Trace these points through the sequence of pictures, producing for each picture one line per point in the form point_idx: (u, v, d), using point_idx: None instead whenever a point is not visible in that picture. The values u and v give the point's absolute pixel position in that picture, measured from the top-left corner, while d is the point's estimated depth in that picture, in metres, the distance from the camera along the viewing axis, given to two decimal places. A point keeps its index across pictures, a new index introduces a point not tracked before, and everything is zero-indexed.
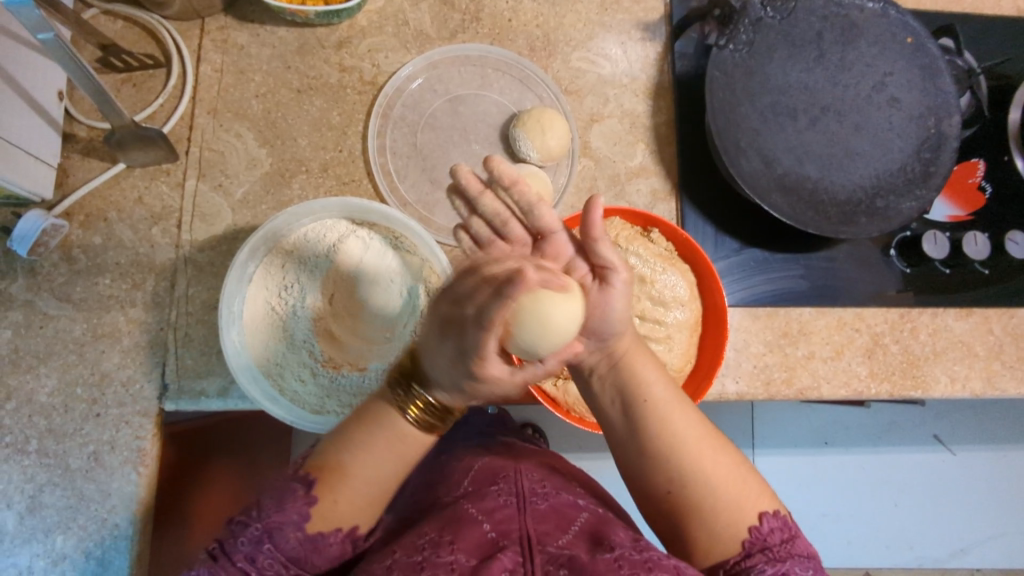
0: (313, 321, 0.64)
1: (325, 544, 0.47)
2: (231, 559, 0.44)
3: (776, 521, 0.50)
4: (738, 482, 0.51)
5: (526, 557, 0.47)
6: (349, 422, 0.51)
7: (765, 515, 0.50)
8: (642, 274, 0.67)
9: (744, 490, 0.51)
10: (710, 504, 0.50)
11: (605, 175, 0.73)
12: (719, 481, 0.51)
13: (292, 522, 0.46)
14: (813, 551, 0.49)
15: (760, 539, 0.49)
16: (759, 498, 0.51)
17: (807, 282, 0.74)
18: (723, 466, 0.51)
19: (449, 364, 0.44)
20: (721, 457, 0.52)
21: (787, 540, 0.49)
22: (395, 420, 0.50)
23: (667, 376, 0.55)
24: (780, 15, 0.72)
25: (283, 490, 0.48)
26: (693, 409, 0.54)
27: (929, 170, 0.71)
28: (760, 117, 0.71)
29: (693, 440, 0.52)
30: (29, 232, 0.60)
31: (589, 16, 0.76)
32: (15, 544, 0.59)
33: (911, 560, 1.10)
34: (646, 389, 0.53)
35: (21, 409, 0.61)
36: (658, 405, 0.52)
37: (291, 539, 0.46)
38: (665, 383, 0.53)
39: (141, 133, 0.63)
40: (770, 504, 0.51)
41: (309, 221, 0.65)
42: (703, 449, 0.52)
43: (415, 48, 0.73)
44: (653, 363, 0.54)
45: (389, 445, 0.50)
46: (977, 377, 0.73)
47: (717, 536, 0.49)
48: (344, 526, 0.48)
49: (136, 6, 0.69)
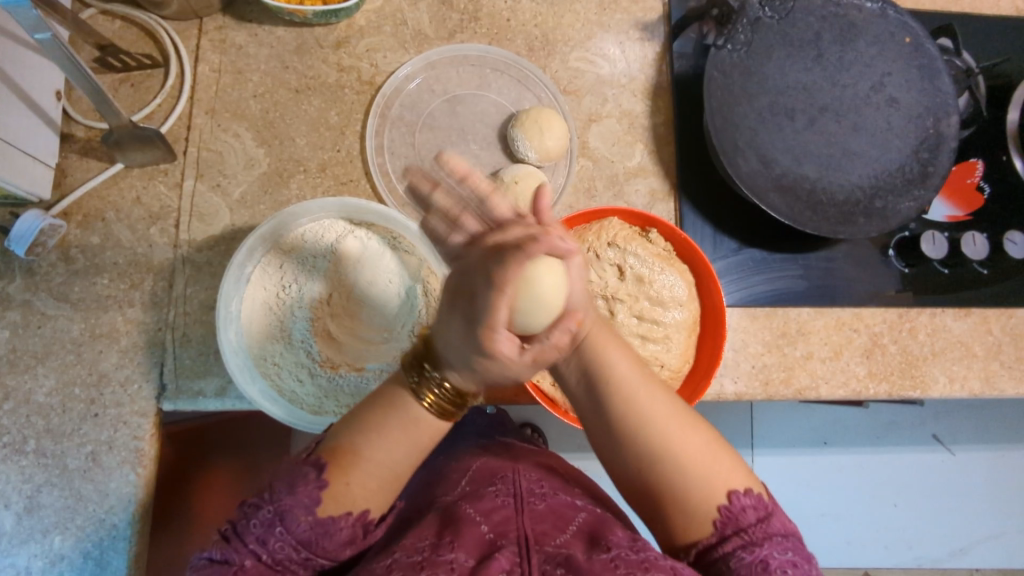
0: (312, 321, 0.64)
1: (337, 527, 0.47)
2: (243, 541, 0.45)
3: (749, 499, 0.50)
4: (709, 458, 0.51)
5: (523, 557, 0.47)
6: (360, 408, 0.51)
7: (736, 492, 0.50)
8: (641, 273, 0.67)
9: (717, 468, 0.51)
10: (683, 483, 0.50)
11: (604, 175, 0.73)
12: (689, 459, 0.50)
13: (303, 505, 0.46)
14: (789, 526, 0.49)
15: (733, 520, 0.49)
16: (731, 475, 0.51)
17: (806, 282, 0.74)
18: (692, 444, 0.51)
19: (460, 339, 0.44)
20: (692, 434, 0.52)
21: (762, 518, 0.49)
22: (410, 405, 0.49)
23: (631, 355, 0.55)
24: (779, 15, 0.72)
25: (295, 474, 0.47)
26: (659, 385, 0.54)
27: (927, 170, 0.71)
28: (758, 116, 0.71)
29: (661, 417, 0.52)
30: (26, 231, 0.61)
31: (587, 15, 0.76)
32: (13, 544, 0.59)
33: (910, 559, 1.10)
34: (610, 369, 0.53)
35: (19, 409, 0.61)
36: (623, 384, 0.52)
37: (302, 523, 0.45)
38: (632, 363, 0.53)
39: (139, 132, 0.63)
40: (742, 481, 0.51)
41: (308, 221, 0.64)
42: (670, 426, 0.51)
43: (413, 48, 0.73)
44: (620, 343, 0.54)
45: (402, 429, 0.50)
46: (976, 377, 0.73)
47: (694, 513, 0.49)
48: (356, 509, 0.48)
49: (134, 6, 0.68)
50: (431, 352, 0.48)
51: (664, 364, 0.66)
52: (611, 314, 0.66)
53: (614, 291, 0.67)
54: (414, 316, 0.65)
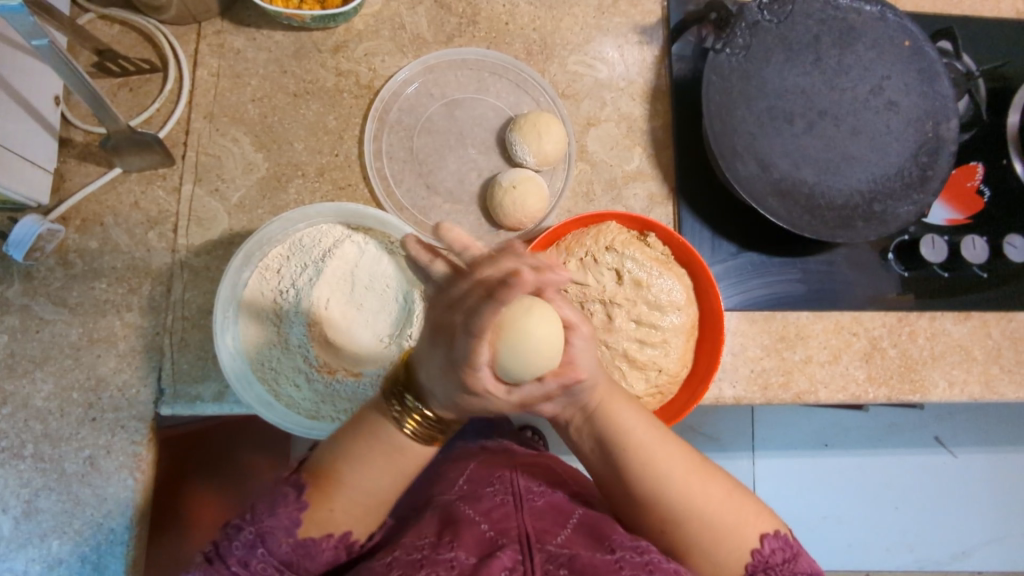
0: (309, 325, 0.63)
1: (318, 549, 0.48)
2: (225, 563, 0.46)
3: (777, 542, 0.52)
4: (732, 507, 0.53)
5: (525, 555, 0.47)
6: (343, 435, 0.51)
7: (766, 536, 0.52)
8: (639, 278, 0.66)
9: (742, 516, 0.53)
10: (710, 536, 0.51)
11: (602, 179, 0.73)
12: (715, 512, 0.52)
13: (283, 527, 0.47)
14: (815, 565, 0.52)
15: (762, 561, 0.51)
16: (759, 519, 0.53)
17: (805, 286, 0.74)
18: (714, 496, 0.52)
19: (442, 374, 0.43)
20: (713, 487, 0.53)
21: (789, 559, 0.52)
22: (390, 431, 0.50)
23: (646, 416, 0.54)
24: (778, 18, 0.72)
25: (275, 495, 0.49)
26: (676, 441, 0.54)
27: (926, 174, 0.71)
28: (756, 121, 0.70)
29: (682, 475, 0.52)
30: (24, 235, 0.61)
31: (586, 19, 0.76)
32: (10, 549, 0.60)
33: (912, 562, 1.09)
34: (626, 436, 0.53)
35: (17, 414, 0.61)
36: (642, 450, 0.53)
37: (283, 544, 0.47)
38: (646, 425, 0.53)
39: (137, 137, 0.63)
40: (769, 523, 0.54)
41: (305, 225, 0.65)
42: (690, 482, 0.52)
43: (411, 53, 0.73)
44: (630, 407, 0.54)
45: (385, 456, 0.50)
46: (975, 382, 0.73)
47: (722, 561, 0.51)
48: (336, 533, 0.49)
49: (132, 11, 0.68)
50: (412, 381, 0.48)
51: (662, 368, 0.66)
52: (609, 318, 0.66)
53: (612, 295, 0.66)
54: (410, 321, 0.64)
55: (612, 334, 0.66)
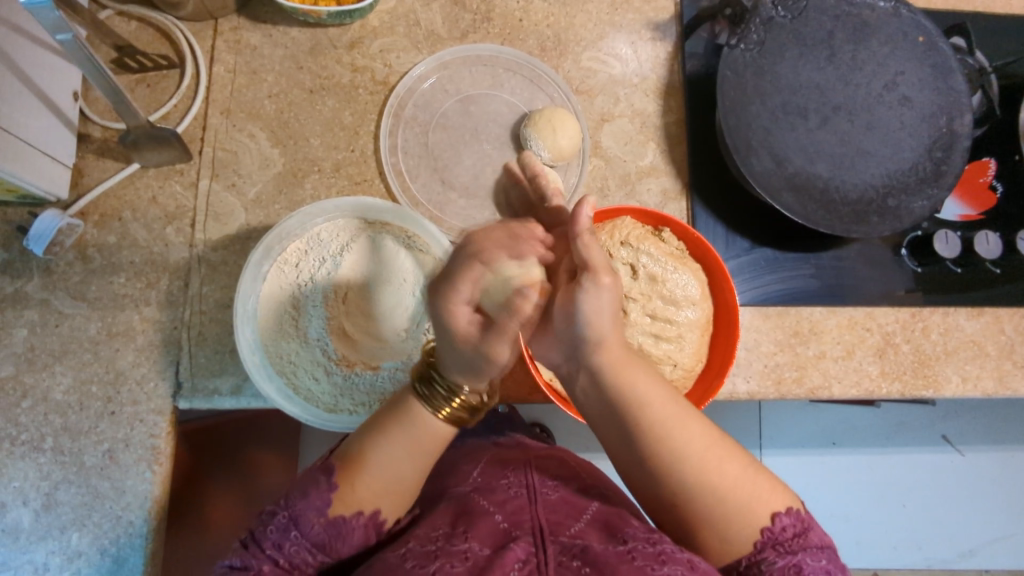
0: (326, 320, 0.64)
1: (348, 529, 0.49)
2: (261, 547, 0.47)
3: (789, 518, 0.52)
4: (748, 486, 0.52)
5: (538, 547, 0.47)
6: (377, 418, 0.52)
7: (778, 513, 0.52)
8: (653, 273, 0.67)
9: (756, 492, 0.52)
10: (722, 514, 0.51)
11: (616, 174, 0.74)
12: (729, 485, 0.52)
13: (314, 508, 0.48)
14: (825, 538, 0.52)
15: (773, 538, 0.51)
16: (773, 497, 0.53)
17: (818, 281, 0.74)
18: (731, 475, 0.52)
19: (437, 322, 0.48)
20: (728, 465, 0.53)
21: (800, 534, 0.51)
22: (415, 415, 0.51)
23: (661, 386, 0.54)
24: (791, 15, 0.72)
25: (307, 481, 0.50)
26: (694, 415, 0.54)
27: (940, 169, 0.71)
28: (770, 116, 0.71)
29: (700, 451, 0.52)
30: (44, 230, 0.61)
31: (599, 15, 0.76)
32: (31, 541, 0.60)
33: (920, 560, 1.10)
34: (640, 407, 0.52)
35: (37, 407, 0.62)
36: (656, 424, 0.52)
37: (315, 526, 0.48)
38: (659, 396, 0.53)
39: (155, 133, 0.63)
40: (782, 500, 0.53)
41: (324, 220, 0.65)
42: (704, 459, 0.52)
43: (426, 48, 0.74)
44: (647, 375, 0.53)
45: (414, 440, 0.51)
46: (988, 377, 0.73)
47: (732, 542, 0.51)
48: (367, 509, 0.50)
49: (151, 7, 0.69)
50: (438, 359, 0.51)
51: (677, 363, 0.66)
52: (624, 313, 0.66)
53: (627, 290, 0.66)
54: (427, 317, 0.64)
55: (626, 329, 0.65)
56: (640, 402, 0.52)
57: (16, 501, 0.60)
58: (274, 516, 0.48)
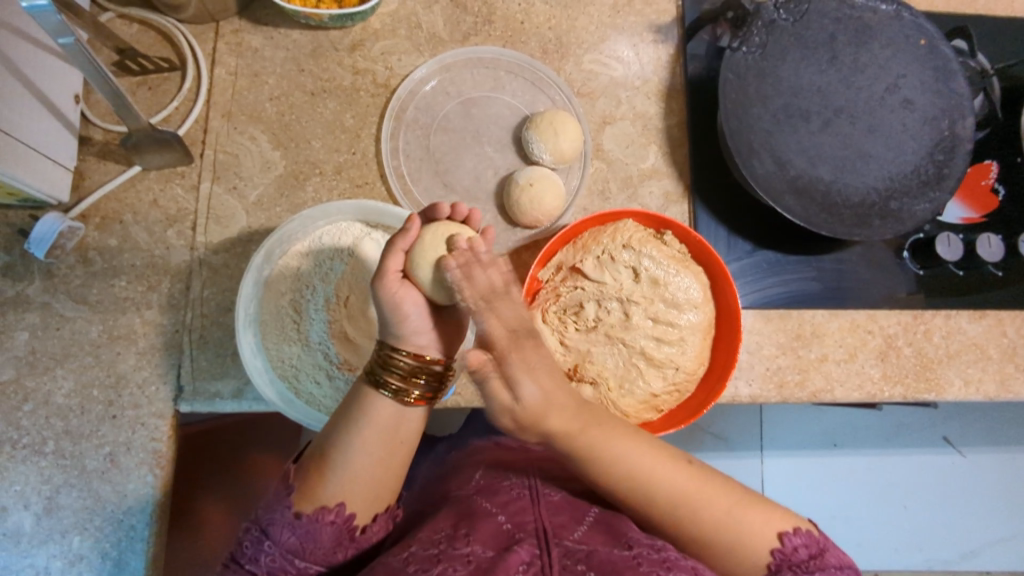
0: (328, 324, 0.64)
1: (316, 527, 0.48)
2: (241, 563, 0.47)
3: (800, 538, 0.52)
4: (741, 515, 0.53)
5: (542, 549, 0.47)
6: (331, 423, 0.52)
7: (787, 534, 0.52)
8: (656, 276, 0.67)
9: (748, 526, 0.52)
10: (720, 544, 0.52)
11: (618, 177, 0.74)
12: (719, 523, 0.52)
13: (280, 512, 0.48)
14: (844, 559, 0.51)
15: (785, 558, 0.51)
16: (774, 520, 0.53)
17: (820, 284, 0.74)
18: (722, 507, 0.53)
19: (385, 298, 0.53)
20: (718, 498, 0.53)
21: (815, 555, 0.52)
22: (374, 403, 0.51)
23: (638, 441, 0.54)
24: (793, 17, 0.72)
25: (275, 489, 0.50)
26: (675, 458, 0.54)
27: (942, 172, 0.71)
28: (772, 118, 0.70)
29: (688, 493, 0.53)
30: (45, 233, 0.61)
31: (601, 18, 0.76)
32: (32, 545, 0.60)
33: (921, 562, 1.09)
34: (618, 467, 0.52)
35: (38, 411, 0.62)
36: (638, 477, 0.52)
37: (284, 530, 0.47)
38: (637, 451, 0.53)
39: (157, 135, 0.63)
40: (791, 522, 0.54)
41: (325, 223, 0.65)
42: (694, 497, 0.53)
43: (428, 51, 0.74)
44: (620, 436, 0.53)
45: (372, 428, 0.50)
46: (991, 380, 0.73)
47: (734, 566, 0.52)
48: (332, 504, 0.49)
49: (152, 10, 0.69)
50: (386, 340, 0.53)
51: (679, 366, 0.66)
52: (626, 316, 0.66)
53: (629, 293, 0.66)
54: None
55: (629, 332, 0.66)
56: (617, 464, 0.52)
57: (17, 506, 0.60)
58: (249, 533, 0.48)
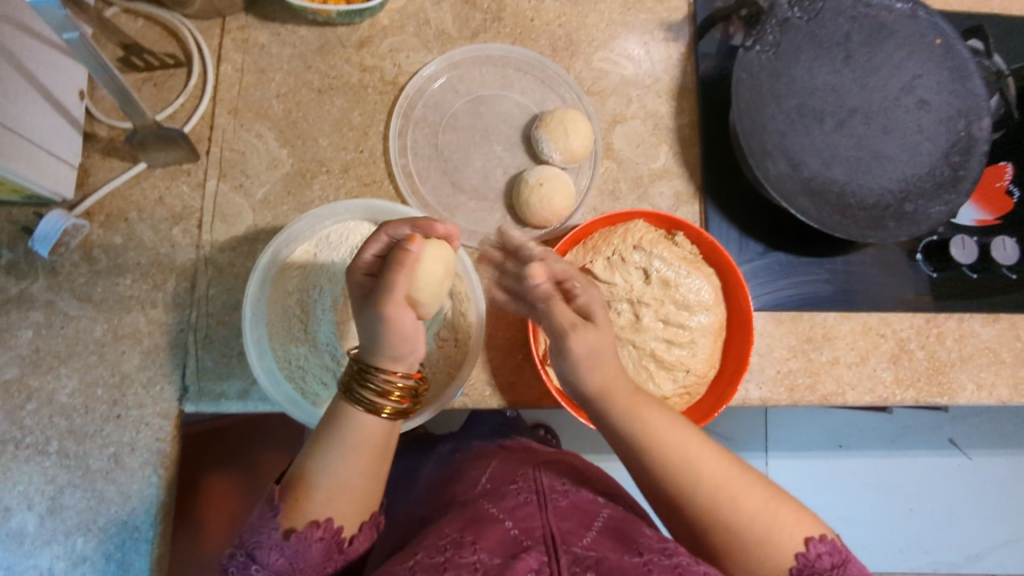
0: (336, 324, 0.63)
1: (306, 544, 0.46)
2: None
3: (824, 545, 0.49)
4: (773, 516, 0.50)
5: (551, 557, 0.47)
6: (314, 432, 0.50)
7: (812, 539, 0.49)
8: (667, 277, 0.66)
9: (780, 526, 0.50)
10: (746, 543, 0.49)
11: (628, 176, 0.73)
12: (748, 519, 0.50)
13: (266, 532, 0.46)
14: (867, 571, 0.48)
15: (808, 564, 0.48)
16: (806, 526, 0.50)
17: (832, 286, 0.73)
18: (754, 502, 0.50)
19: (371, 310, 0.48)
20: (750, 492, 0.51)
21: (839, 564, 0.48)
22: (354, 417, 0.48)
23: (673, 416, 0.54)
24: (808, 16, 0.71)
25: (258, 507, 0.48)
26: (711, 441, 0.53)
27: (958, 174, 0.70)
28: (786, 118, 0.69)
29: (718, 480, 0.51)
30: (49, 231, 0.60)
31: (611, 15, 0.75)
32: (36, 545, 0.59)
33: (927, 564, 1.08)
34: (653, 437, 0.52)
35: (42, 410, 0.61)
36: (671, 454, 0.51)
37: (272, 552, 0.45)
38: (671, 424, 0.53)
39: (164, 133, 0.62)
40: (817, 528, 0.50)
41: (332, 222, 0.65)
42: (723, 487, 0.50)
43: (436, 48, 0.73)
44: (657, 406, 0.54)
45: (354, 441, 0.48)
46: (1004, 384, 0.72)
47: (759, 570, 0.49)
48: (322, 520, 0.47)
49: (157, 5, 0.68)
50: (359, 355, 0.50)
51: (689, 369, 0.65)
52: (636, 318, 0.66)
53: (639, 294, 0.66)
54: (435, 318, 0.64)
55: (639, 334, 0.65)
56: (650, 431, 0.52)
57: (20, 506, 0.60)
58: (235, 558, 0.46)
